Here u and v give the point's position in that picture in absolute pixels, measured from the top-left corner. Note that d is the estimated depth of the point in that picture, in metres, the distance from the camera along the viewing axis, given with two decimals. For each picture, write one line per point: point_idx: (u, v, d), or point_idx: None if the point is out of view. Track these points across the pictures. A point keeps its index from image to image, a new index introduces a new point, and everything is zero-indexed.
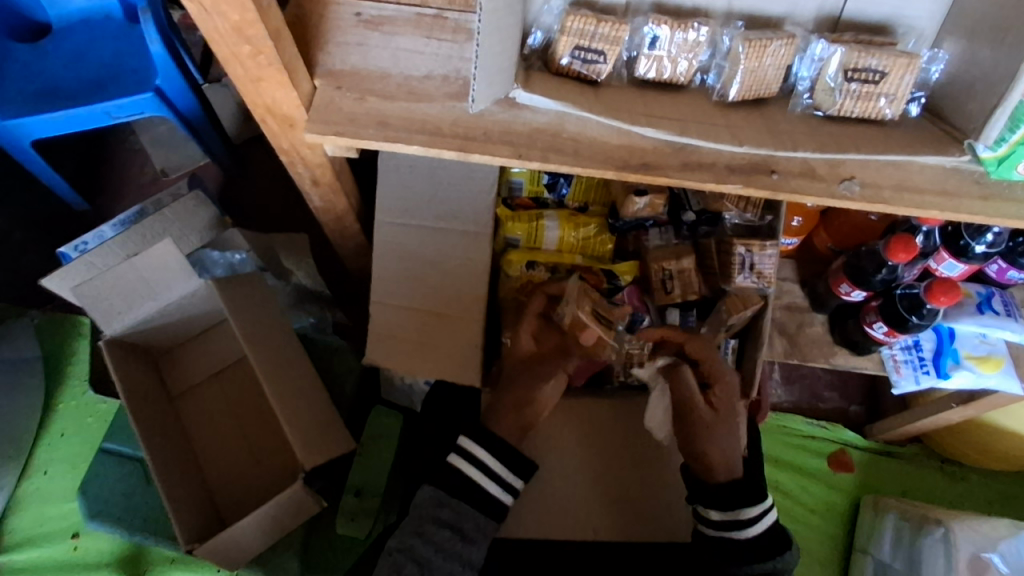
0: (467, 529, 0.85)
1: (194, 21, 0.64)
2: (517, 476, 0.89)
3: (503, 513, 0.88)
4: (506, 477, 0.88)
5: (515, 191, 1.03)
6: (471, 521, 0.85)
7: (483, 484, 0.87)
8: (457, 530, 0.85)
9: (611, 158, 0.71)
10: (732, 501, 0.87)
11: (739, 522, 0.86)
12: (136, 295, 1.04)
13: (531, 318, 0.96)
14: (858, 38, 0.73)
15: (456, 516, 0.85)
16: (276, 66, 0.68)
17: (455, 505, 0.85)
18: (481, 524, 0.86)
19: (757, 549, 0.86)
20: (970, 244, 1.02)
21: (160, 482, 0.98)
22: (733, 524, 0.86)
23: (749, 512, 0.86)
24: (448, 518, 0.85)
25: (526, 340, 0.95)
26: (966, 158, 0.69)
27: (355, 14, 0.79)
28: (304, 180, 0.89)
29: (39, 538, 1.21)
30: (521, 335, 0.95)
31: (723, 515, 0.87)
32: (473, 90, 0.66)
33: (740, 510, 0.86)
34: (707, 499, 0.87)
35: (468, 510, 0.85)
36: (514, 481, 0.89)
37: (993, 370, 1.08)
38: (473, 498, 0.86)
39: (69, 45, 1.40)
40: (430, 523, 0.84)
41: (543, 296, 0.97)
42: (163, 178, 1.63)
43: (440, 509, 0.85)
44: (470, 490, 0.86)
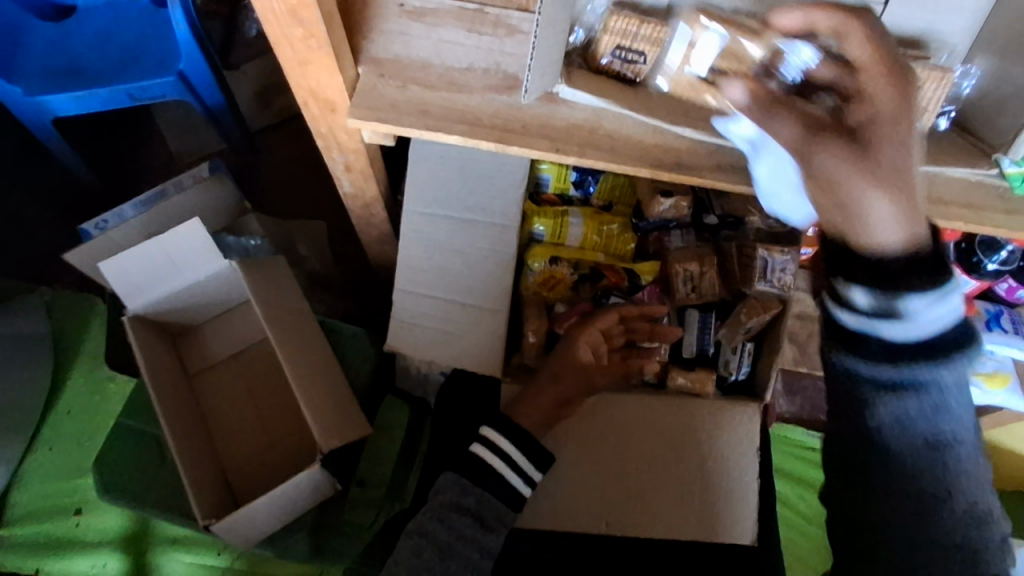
0: (488, 518, 0.87)
1: (251, 2, 0.66)
2: (536, 467, 0.91)
3: (521, 503, 0.90)
4: (528, 469, 0.90)
5: (542, 187, 1.06)
6: (493, 510, 0.87)
7: (506, 475, 0.88)
8: (479, 518, 0.86)
9: (645, 157, 0.73)
10: (893, 280, 0.53)
11: (889, 315, 0.54)
12: (162, 271, 1.06)
13: (591, 332, 0.97)
14: (893, 50, 0.74)
15: (479, 505, 0.86)
16: (325, 51, 0.69)
17: (477, 494, 0.87)
18: (501, 513, 0.88)
19: None
20: (983, 261, 1.05)
21: (179, 459, 1.00)
22: (884, 310, 0.54)
23: (912, 301, 0.53)
24: (470, 506, 0.86)
25: (582, 352, 0.96)
26: (992, 172, 0.72)
27: (399, 5, 0.80)
28: (337, 165, 0.91)
29: (43, 513, 1.22)
30: (577, 348, 0.96)
31: (870, 301, 0.54)
32: (527, 81, 0.69)
33: (897, 295, 0.53)
34: (848, 275, 0.54)
35: (490, 500, 0.87)
36: (534, 472, 0.90)
37: (1000, 388, 1.12)
38: (496, 489, 0.87)
39: (98, 24, 1.41)
40: (452, 509, 0.86)
41: (607, 313, 0.98)
42: (182, 162, 1.65)
43: (464, 497, 0.87)
44: (493, 480, 0.87)
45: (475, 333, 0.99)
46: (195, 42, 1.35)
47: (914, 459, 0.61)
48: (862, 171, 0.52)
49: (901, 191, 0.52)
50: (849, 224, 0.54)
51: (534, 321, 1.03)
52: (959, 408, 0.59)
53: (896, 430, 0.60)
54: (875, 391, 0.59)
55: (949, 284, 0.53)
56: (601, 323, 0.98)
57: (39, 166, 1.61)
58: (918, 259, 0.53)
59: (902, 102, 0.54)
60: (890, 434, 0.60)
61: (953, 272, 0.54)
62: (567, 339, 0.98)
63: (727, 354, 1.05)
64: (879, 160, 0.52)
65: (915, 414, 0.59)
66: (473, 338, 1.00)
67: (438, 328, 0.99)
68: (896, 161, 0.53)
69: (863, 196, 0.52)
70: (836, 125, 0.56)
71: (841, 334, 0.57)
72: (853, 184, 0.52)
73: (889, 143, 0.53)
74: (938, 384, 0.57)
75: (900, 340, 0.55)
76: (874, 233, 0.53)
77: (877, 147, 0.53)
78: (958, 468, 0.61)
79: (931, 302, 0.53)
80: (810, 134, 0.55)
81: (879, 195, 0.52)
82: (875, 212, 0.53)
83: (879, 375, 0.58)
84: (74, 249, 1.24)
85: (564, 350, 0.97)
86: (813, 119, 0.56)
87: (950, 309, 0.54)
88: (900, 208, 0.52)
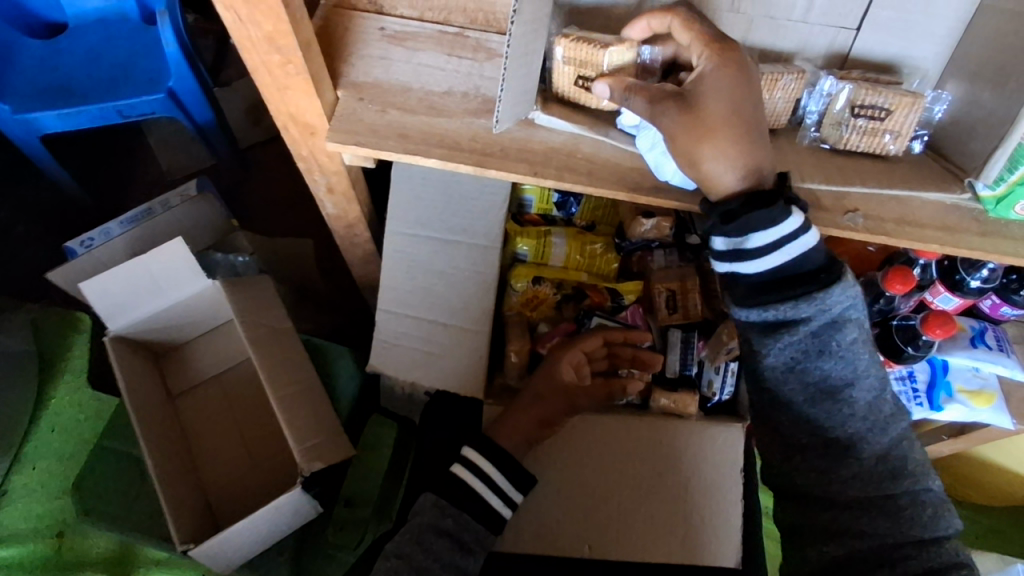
0: (467, 540, 0.86)
1: (228, 29, 0.66)
2: (516, 488, 0.90)
3: (500, 524, 0.89)
4: (508, 491, 0.90)
5: (525, 208, 1.07)
6: (472, 532, 0.86)
7: (486, 497, 0.88)
8: (457, 540, 0.85)
9: (623, 180, 0.73)
10: (740, 228, 0.67)
11: (741, 253, 0.68)
12: (144, 293, 1.05)
13: (574, 352, 0.96)
14: (866, 76, 0.75)
15: (458, 527, 0.86)
16: (303, 76, 0.69)
17: (457, 515, 0.86)
18: (480, 535, 0.87)
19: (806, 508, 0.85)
20: (965, 279, 1.05)
21: (156, 479, 0.99)
22: (737, 253, 0.68)
23: (753, 242, 0.66)
24: (450, 528, 0.85)
25: (567, 372, 0.95)
26: (966, 196, 0.73)
27: (379, 29, 0.81)
28: (319, 187, 0.91)
29: (23, 535, 1.20)
30: (561, 367, 0.95)
31: (727, 245, 0.68)
32: (497, 113, 0.69)
33: (744, 240, 0.67)
34: (716, 228, 0.69)
35: (468, 521, 0.86)
36: (513, 494, 0.90)
37: (985, 405, 1.12)
38: (474, 510, 0.87)
39: (86, 43, 1.42)
40: (429, 531, 0.85)
41: (591, 335, 0.98)
42: (170, 178, 1.64)
43: (443, 519, 0.86)
44: (472, 502, 0.87)
45: (458, 353, 0.99)
46: (183, 61, 1.36)
47: (803, 394, 0.74)
48: (702, 146, 0.65)
49: (732, 151, 0.66)
50: (698, 176, 0.68)
51: (517, 340, 1.03)
52: (845, 352, 0.71)
53: (789, 375, 0.74)
54: (763, 336, 0.72)
55: (785, 218, 0.65)
56: (585, 344, 0.97)
57: (26, 183, 1.60)
58: (759, 204, 0.66)
59: (735, 75, 0.66)
60: (778, 372, 0.74)
61: (795, 212, 0.66)
62: (550, 360, 0.97)
63: (711, 373, 1.05)
64: (711, 130, 0.65)
65: (805, 357, 0.72)
66: (456, 358, 0.99)
67: (420, 348, 0.99)
68: (722, 124, 0.66)
69: (702, 156, 0.66)
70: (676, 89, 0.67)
71: (723, 278, 0.72)
72: (691, 142, 0.66)
73: (716, 109, 0.66)
74: (812, 322, 0.69)
75: (755, 277, 0.69)
76: (721, 185, 0.67)
77: (707, 108, 0.66)
78: (852, 406, 0.74)
79: (774, 246, 0.66)
80: (654, 104, 0.67)
81: (713, 150, 0.65)
82: (715, 166, 0.66)
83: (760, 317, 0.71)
84: (58, 268, 1.23)
85: (547, 372, 0.96)
86: (663, 90, 0.68)
87: (800, 244, 0.66)
88: (733, 162, 0.66)
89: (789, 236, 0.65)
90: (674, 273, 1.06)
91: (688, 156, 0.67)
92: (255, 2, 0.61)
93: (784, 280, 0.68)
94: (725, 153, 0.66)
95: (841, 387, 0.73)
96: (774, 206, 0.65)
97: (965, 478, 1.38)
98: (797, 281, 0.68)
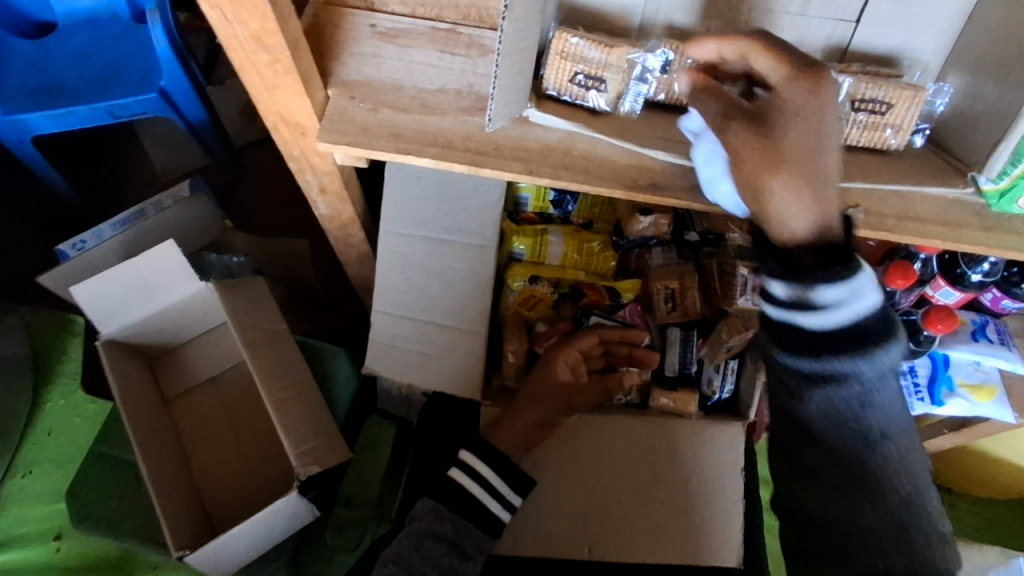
0: (466, 546, 0.85)
1: (214, 28, 0.64)
2: (515, 492, 0.89)
3: (500, 529, 0.88)
4: (507, 495, 0.89)
5: (521, 206, 1.05)
6: (470, 537, 0.86)
7: (485, 502, 0.87)
8: (456, 546, 0.85)
9: (620, 178, 0.71)
10: (813, 273, 0.59)
11: (810, 303, 0.59)
12: (137, 296, 1.04)
13: (570, 352, 0.95)
14: (866, 69, 0.74)
15: (456, 532, 0.85)
16: (292, 75, 0.68)
17: (455, 521, 0.86)
18: (479, 541, 0.87)
19: None
20: (966, 272, 1.04)
21: (150, 484, 0.97)
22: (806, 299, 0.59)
23: (828, 293, 0.58)
24: (448, 534, 0.85)
25: (563, 369, 0.95)
26: (968, 190, 0.71)
27: (371, 26, 0.80)
28: (311, 187, 0.90)
29: (19, 539, 1.19)
30: (556, 365, 0.94)
31: (789, 297, 0.60)
32: (490, 109, 0.67)
33: (815, 288, 0.58)
34: (781, 271, 0.60)
35: (467, 526, 0.86)
36: (513, 497, 0.89)
37: (987, 400, 1.11)
38: (472, 515, 0.86)
39: (74, 43, 1.39)
40: (428, 537, 0.84)
41: (587, 334, 0.97)
42: (163, 179, 1.63)
43: (441, 524, 0.85)
44: (471, 507, 0.86)
45: (454, 355, 0.98)
46: (176, 60, 1.34)
47: (841, 443, 0.66)
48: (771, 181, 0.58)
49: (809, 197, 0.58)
50: (761, 211, 0.60)
51: (514, 340, 1.02)
52: (887, 402, 0.63)
53: (826, 423, 0.65)
54: (804, 384, 0.63)
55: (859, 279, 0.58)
56: (581, 343, 0.96)
57: (19, 185, 1.59)
58: (825, 260, 0.59)
59: (825, 106, 0.56)
60: (815, 420, 0.65)
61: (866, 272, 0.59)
62: (544, 362, 0.96)
63: (710, 372, 1.05)
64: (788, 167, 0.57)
65: (846, 406, 0.63)
66: (453, 360, 0.98)
67: (416, 350, 0.98)
68: (800, 160, 0.57)
69: (770, 189, 0.58)
70: (749, 110, 0.60)
71: (766, 326, 0.63)
72: (759, 173, 0.58)
73: (796, 138, 0.57)
74: (863, 374, 0.61)
75: (810, 331, 0.60)
76: (786, 226, 0.59)
77: (787, 138, 0.57)
78: (884, 458, 0.66)
79: (848, 300, 0.58)
80: (724, 120, 0.60)
81: (784, 186, 0.57)
82: (782, 202, 0.58)
83: (806, 367, 0.62)
84: (49, 271, 1.21)
85: (544, 373, 0.95)
86: (736, 104, 0.61)
87: (868, 307, 0.59)
88: (807, 198, 0.57)
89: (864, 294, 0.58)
90: (674, 269, 1.03)
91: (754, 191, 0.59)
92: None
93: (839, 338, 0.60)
94: (798, 189, 0.57)
95: (883, 443, 0.66)
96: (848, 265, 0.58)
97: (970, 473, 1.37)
98: (855, 337, 0.60)
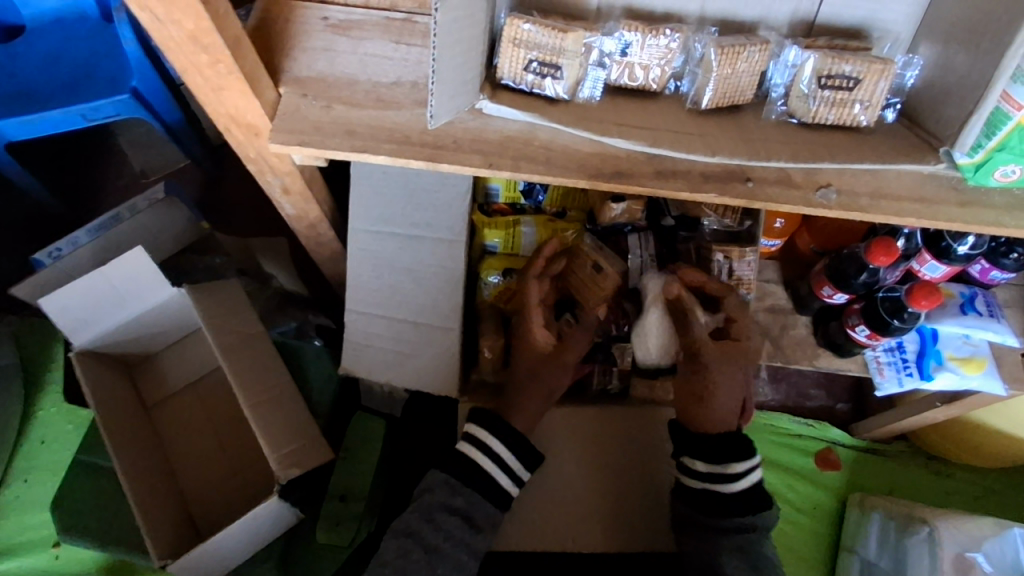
0: (477, 520, 0.89)
1: (149, 30, 0.63)
2: (524, 465, 0.93)
3: (506, 501, 0.92)
4: (517, 470, 0.93)
5: (492, 197, 1.04)
6: (482, 511, 0.89)
7: (496, 476, 0.91)
8: (468, 518, 0.88)
9: (583, 167, 0.69)
10: (724, 456, 0.90)
11: (726, 476, 0.89)
12: (108, 304, 1.01)
13: (536, 286, 0.93)
14: (832, 43, 0.72)
15: (469, 506, 0.88)
16: (236, 75, 0.66)
17: (467, 495, 0.89)
18: (490, 514, 0.90)
19: (739, 502, 0.89)
20: (951, 245, 1.01)
21: (128, 492, 0.95)
22: (723, 478, 0.89)
23: (737, 467, 0.89)
24: (460, 506, 0.88)
25: (535, 293, 0.93)
26: (942, 166, 0.68)
27: (322, 19, 0.77)
28: (274, 188, 0.88)
29: (18, 548, 1.16)
30: (530, 289, 0.93)
31: (710, 468, 0.90)
32: (431, 105, 0.63)
33: (730, 464, 0.89)
34: (696, 450, 0.91)
35: (480, 500, 0.89)
36: (519, 470, 0.93)
37: (977, 372, 1.08)
38: (485, 489, 0.90)
39: (42, 44, 1.33)
40: (441, 511, 0.88)
41: (563, 258, 0.98)
42: (142, 181, 1.59)
43: (454, 497, 0.88)
44: (483, 480, 0.90)
45: (428, 351, 0.99)
46: (146, 59, 1.31)
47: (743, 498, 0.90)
48: (712, 386, 0.93)
49: (729, 396, 0.94)
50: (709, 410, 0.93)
51: (490, 335, 1.02)
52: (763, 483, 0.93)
53: (722, 477, 0.89)
54: (715, 465, 0.90)
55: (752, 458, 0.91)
56: (554, 268, 0.97)
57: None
58: (732, 445, 0.91)
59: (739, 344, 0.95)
60: (712, 477, 0.90)
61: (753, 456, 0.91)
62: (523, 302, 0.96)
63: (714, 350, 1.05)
64: (720, 383, 0.93)
65: (724, 471, 0.89)
66: (428, 357, 0.99)
67: (391, 349, 0.99)
68: (722, 377, 0.94)
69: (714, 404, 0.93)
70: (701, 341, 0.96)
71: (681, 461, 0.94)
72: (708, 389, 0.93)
73: (730, 373, 0.94)
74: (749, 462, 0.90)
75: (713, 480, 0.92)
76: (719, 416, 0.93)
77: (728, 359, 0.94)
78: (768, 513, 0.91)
79: (749, 469, 0.90)
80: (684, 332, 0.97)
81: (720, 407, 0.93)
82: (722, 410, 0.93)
83: (718, 467, 0.89)
84: (21, 282, 1.18)
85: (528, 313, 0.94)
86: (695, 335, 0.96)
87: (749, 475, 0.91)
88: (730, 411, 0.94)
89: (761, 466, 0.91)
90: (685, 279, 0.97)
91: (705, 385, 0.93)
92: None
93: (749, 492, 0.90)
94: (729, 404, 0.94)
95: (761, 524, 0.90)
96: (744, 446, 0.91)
97: (980, 450, 1.32)
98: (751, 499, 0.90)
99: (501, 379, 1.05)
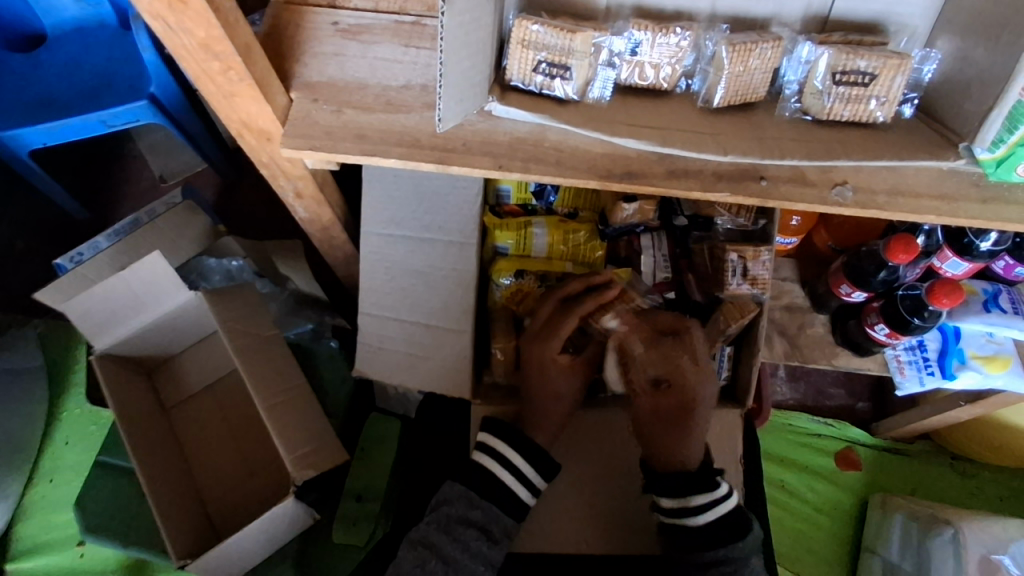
0: (494, 532, 0.89)
1: (162, 39, 0.64)
2: (542, 478, 0.93)
3: (524, 513, 0.92)
4: (535, 481, 0.92)
5: (503, 199, 1.04)
6: (499, 524, 0.89)
7: (515, 489, 0.91)
8: (485, 531, 0.88)
9: (594, 168, 0.68)
10: (683, 489, 0.88)
11: (687, 510, 0.88)
12: (129, 308, 1.03)
13: (576, 318, 0.93)
14: (847, 38, 0.71)
15: (486, 519, 0.89)
16: (248, 82, 0.67)
17: (484, 507, 0.89)
18: (507, 526, 0.90)
19: (706, 535, 0.87)
20: (974, 242, 0.99)
21: (147, 491, 0.97)
22: (684, 512, 0.87)
23: (698, 501, 0.87)
24: (477, 519, 0.88)
25: (572, 324, 0.94)
26: (962, 161, 0.66)
27: (333, 24, 0.78)
28: (287, 192, 0.89)
29: (45, 546, 1.19)
30: (569, 320, 0.93)
31: (673, 503, 0.89)
32: (440, 109, 0.64)
33: (688, 498, 0.88)
34: (658, 487, 0.89)
35: (497, 514, 0.89)
36: (538, 482, 0.93)
37: (1001, 371, 1.05)
38: (502, 502, 0.90)
39: (63, 53, 1.35)
40: (459, 523, 0.88)
41: (589, 298, 0.94)
42: (161, 185, 1.61)
43: (471, 510, 0.89)
44: (501, 493, 0.90)
45: (441, 355, 0.99)
46: (164, 66, 1.31)
47: (711, 536, 0.87)
48: (672, 433, 0.90)
49: (682, 443, 0.90)
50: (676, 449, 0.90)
51: (501, 336, 1.02)
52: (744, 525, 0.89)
53: (682, 510, 0.88)
54: (673, 498, 0.89)
55: (713, 491, 0.88)
56: (585, 310, 0.93)
57: (21, 198, 1.57)
58: (686, 482, 0.88)
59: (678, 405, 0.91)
60: (674, 510, 0.89)
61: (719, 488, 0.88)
62: (549, 327, 0.96)
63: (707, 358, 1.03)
64: (685, 435, 0.90)
65: (683, 505, 0.88)
66: (440, 359, 0.99)
67: (404, 351, 0.99)
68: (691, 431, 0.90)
69: (679, 445, 0.90)
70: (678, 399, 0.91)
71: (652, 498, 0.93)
72: (667, 435, 0.90)
73: (675, 427, 0.90)
74: (708, 494, 0.88)
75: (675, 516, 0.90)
76: (683, 453, 0.90)
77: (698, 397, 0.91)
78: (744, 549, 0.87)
79: (713, 501, 0.87)
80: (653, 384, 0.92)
81: (689, 443, 0.90)
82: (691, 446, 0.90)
83: (677, 502, 0.88)
84: (45, 286, 1.16)
85: (552, 339, 0.94)
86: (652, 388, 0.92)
87: (714, 510, 0.87)
88: (686, 443, 0.90)
89: (722, 495, 0.88)
90: (633, 324, 0.94)
91: (646, 435, 0.92)
92: (182, 9, 0.59)
93: (716, 530, 0.87)
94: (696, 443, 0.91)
95: (740, 555, 0.86)
96: (699, 483, 0.88)
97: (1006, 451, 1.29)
98: (722, 537, 0.87)
99: (513, 381, 1.06)
